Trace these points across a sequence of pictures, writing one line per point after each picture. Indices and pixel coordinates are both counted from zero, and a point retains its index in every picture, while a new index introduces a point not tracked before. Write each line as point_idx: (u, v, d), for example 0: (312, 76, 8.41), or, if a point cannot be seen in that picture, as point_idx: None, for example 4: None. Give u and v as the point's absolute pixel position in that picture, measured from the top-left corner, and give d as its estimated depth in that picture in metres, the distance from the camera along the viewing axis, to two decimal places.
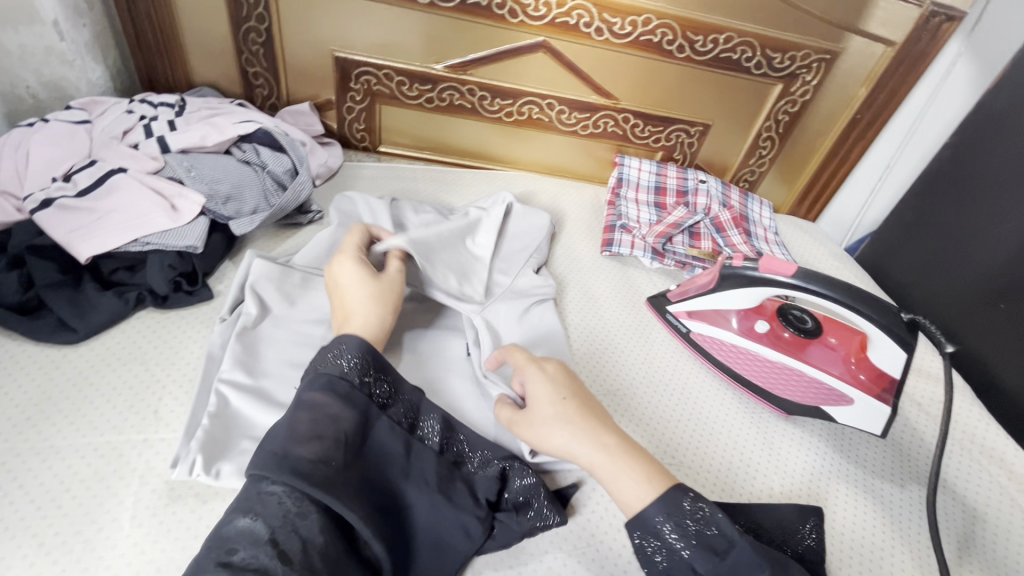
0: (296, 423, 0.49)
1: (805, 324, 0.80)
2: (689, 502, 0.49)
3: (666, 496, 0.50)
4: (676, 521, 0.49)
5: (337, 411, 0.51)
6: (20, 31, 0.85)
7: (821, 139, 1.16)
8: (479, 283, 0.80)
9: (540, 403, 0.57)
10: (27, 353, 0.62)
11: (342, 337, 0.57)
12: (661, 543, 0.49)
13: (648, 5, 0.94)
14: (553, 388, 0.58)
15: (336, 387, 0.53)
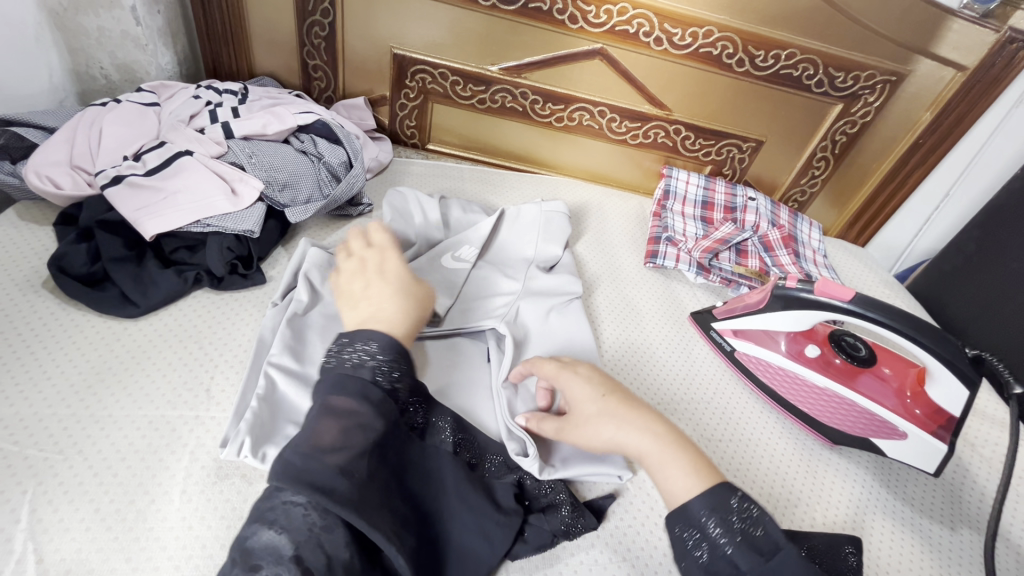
0: (323, 432, 0.45)
1: (859, 351, 0.77)
2: (737, 500, 0.47)
3: (710, 494, 0.48)
4: (722, 517, 0.46)
5: (366, 421, 0.47)
6: (100, 15, 0.89)
7: (877, 162, 1.12)
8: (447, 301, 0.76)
9: (580, 404, 0.58)
10: (91, 323, 0.65)
11: (370, 334, 0.53)
12: (707, 539, 0.46)
13: (710, 17, 0.93)
14: (590, 387, 0.58)
15: (367, 394, 0.48)
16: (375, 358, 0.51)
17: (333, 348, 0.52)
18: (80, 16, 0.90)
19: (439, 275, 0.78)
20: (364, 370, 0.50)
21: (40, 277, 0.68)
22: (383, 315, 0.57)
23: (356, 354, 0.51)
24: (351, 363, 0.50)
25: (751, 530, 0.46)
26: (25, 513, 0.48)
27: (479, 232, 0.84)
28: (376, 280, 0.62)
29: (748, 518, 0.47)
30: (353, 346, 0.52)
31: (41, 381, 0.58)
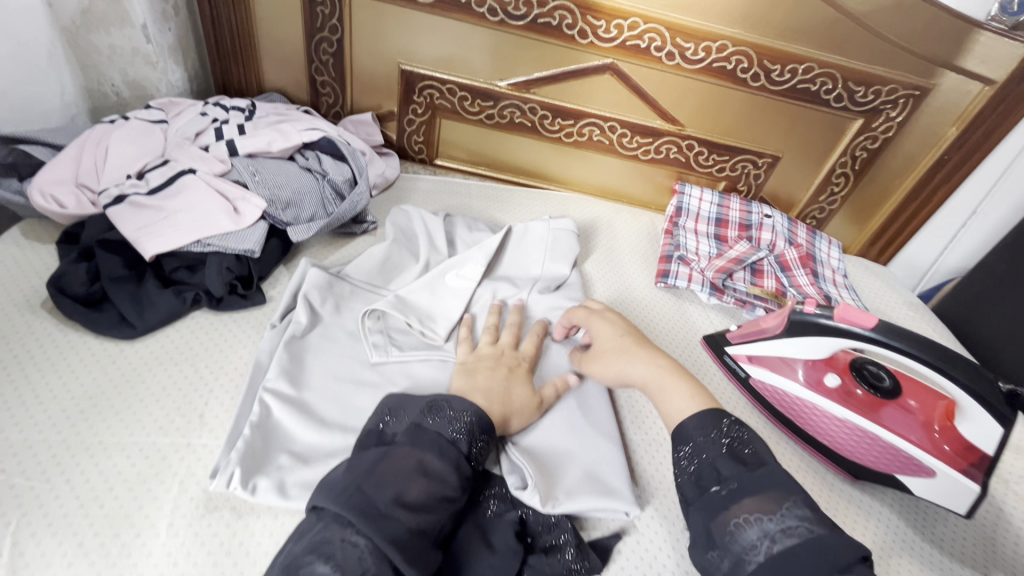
0: (407, 489, 0.48)
1: (883, 382, 0.73)
2: (729, 421, 0.54)
3: (702, 414, 0.55)
4: (714, 430, 0.53)
5: (447, 492, 0.50)
6: (112, 33, 0.90)
7: (901, 178, 1.08)
8: (446, 323, 0.73)
9: (602, 339, 0.71)
10: (87, 345, 0.64)
11: (472, 406, 0.57)
12: (697, 450, 0.53)
13: (724, 30, 0.91)
14: (611, 329, 0.72)
15: (459, 467, 0.52)
16: (471, 436, 0.55)
17: (432, 409, 0.56)
18: (91, 35, 0.91)
19: (441, 297, 0.76)
20: (461, 441, 0.54)
21: (40, 298, 0.67)
22: (486, 394, 0.61)
23: (457, 423, 0.55)
24: (451, 433, 0.54)
25: (739, 446, 0.52)
26: (8, 546, 0.47)
27: (486, 248, 0.82)
28: (514, 374, 0.66)
29: (739, 436, 0.52)
30: (452, 414, 0.56)
31: (33, 406, 0.57)
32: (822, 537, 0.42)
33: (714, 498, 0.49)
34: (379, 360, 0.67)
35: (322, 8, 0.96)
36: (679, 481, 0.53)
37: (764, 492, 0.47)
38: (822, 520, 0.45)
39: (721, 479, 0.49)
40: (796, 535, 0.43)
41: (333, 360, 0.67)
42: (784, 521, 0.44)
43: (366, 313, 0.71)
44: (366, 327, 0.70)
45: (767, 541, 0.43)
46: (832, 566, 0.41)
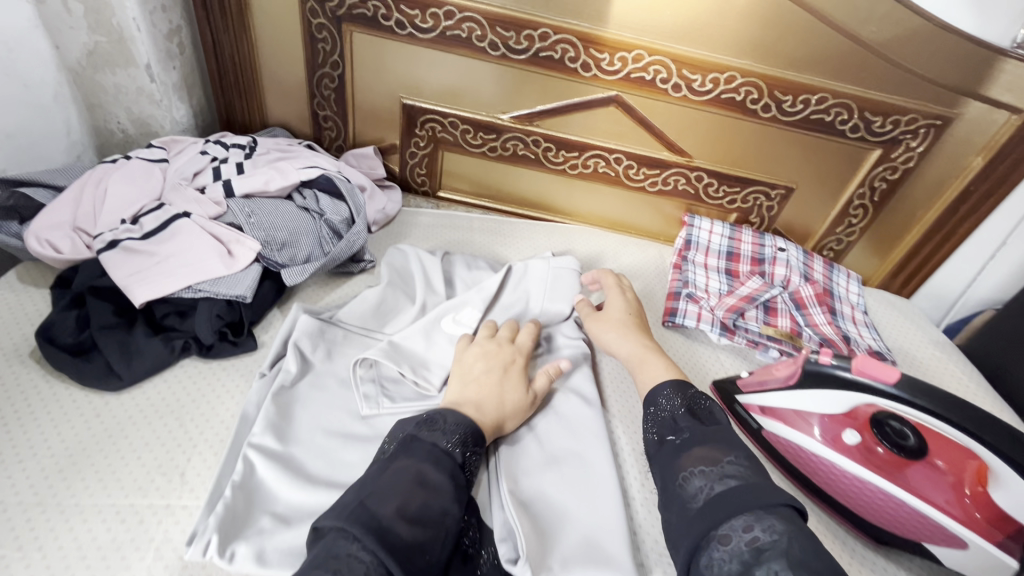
0: (405, 500, 0.46)
1: (907, 441, 0.66)
2: (694, 390, 0.63)
3: (677, 381, 0.65)
4: (679, 396, 0.62)
5: (446, 505, 0.48)
6: (116, 73, 0.91)
7: (924, 210, 1.02)
8: (440, 373, 0.69)
9: (612, 310, 0.81)
10: (72, 397, 0.63)
11: (467, 420, 0.56)
12: (661, 413, 0.61)
13: (732, 61, 0.87)
14: (624, 304, 0.82)
15: (455, 477, 0.51)
16: (461, 444, 0.54)
17: (422, 422, 0.55)
18: (97, 75, 0.92)
19: (437, 343, 0.73)
20: (457, 454, 0.53)
21: (30, 347, 0.67)
22: (476, 406, 0.61)
23: (450, 433, 0.54)
24: (448, 444, 0.53)
25: (698, 408, 0.60)
26: None
27: (484, 291, 0.80)
28: (508, 373, 0.66)
29: (700, 402, 0.61)
30: (445, 425, 0.55)
31: (12, 465, 0.55)
32: (753, 481, 0.48)
33: (670, 447, 0.57)
34: (370, 413, 0.64)
35: (324, 44, 0.96)
36: (647, 441, 0.61)
37: (711, 445, 0.54)
38: (758, 470, 0.50)
39: (677, 429, 0.58)
40: (731, 478, 0.49)
41: (321, 410, 0.65)
42: (724, 469, 0.50)
43: (357, 360, 0.68)
44: (357, 375, 0.67)
45: (707, 485, 0.49)
46: (755, 500, 0.45)
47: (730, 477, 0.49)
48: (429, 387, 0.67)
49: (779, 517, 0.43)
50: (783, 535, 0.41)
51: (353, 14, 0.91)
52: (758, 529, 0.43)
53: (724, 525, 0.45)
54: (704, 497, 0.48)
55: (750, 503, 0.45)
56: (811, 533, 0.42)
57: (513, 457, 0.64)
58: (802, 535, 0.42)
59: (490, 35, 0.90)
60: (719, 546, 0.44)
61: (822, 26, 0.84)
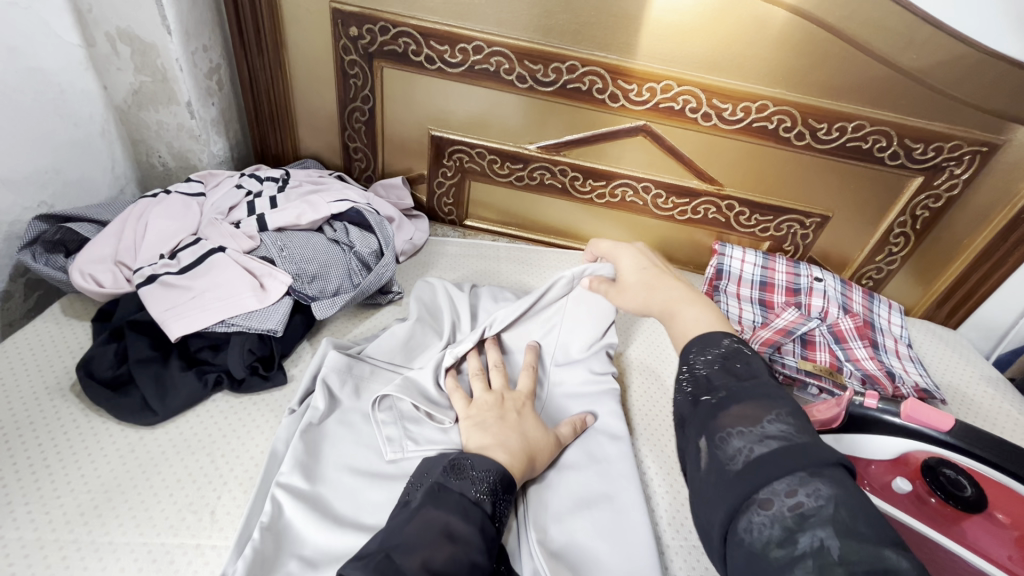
0: (433, 554, 0.44)
1: (963, 491, 0.61)
2: (728, 341, 0.48)
3: (703, 335, 0.50)
4: (711, 348, 0.48)
5: (473, 556, 0.46)
6: (160, 110, 0.94)
7: (970, 238, 0.97)
8: (449, 409, 0.67)
9: (628, 274, 0.68)
10: (109, 432, 0.64)
11: (494, 464, 0.55)
12: (691, 370, 0.47)
13: (764, 90, 0.86)
14: (636, 265, 0.69)
15: (484, 528, 0.49)
16: (489, 489, 0.52)
17: (448, 468, 0.53)
18: (141, 112, 0.96)
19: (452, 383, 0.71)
20: (485, 502, 0.51)
21: (70, 380, 0.69)
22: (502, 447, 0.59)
23: (478, 481, 0.52)
24: (475, 493, 0.51)
25: (734, 360, 0.46)
26: None
27: (473, 335, 0.75)
28: (524, 418, 0.64)
29: (737, 352, 0.47)
30: (474, 474, 0.53)
31: (50, 500, 0.57)
32: (801, 441, 0.37)
33: (703, 408, 0.43)
34: (395, 456, 0.63)
35: (355, 79, 0.98)
36: (674, 400, 0.46)
37: (752, 400, 0.41)
38: (808, 428, 0.39)
39: (711, 387, 0.44)
40: (774, 439, 0.37)
41: (349, 448, 0.64)
42: (764, 430, 0.38)
43: (377, 401, 0.67)
44: (379, 417, 0.66)
45: (747, 447, 0.38)
46: (808, 465, 0.35)
47: (774, 438, 0.37)
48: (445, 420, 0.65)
49: (828, 481, 0.34)
50: (831, 500, 0.33)
51: (384, 51, 0.93)
52: (803, 495, 0.34)
53: (766, 488, 0.35)
54: (743, 462, 0.37)
55: (797, 463, 0.35)
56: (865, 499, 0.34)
57: (543, 501, 0.62)
58: (855, 500, 0.34)
59: (517, 69, 0.91)
60: (760, 513, 0.34)
61: (858, 54, 0.81)
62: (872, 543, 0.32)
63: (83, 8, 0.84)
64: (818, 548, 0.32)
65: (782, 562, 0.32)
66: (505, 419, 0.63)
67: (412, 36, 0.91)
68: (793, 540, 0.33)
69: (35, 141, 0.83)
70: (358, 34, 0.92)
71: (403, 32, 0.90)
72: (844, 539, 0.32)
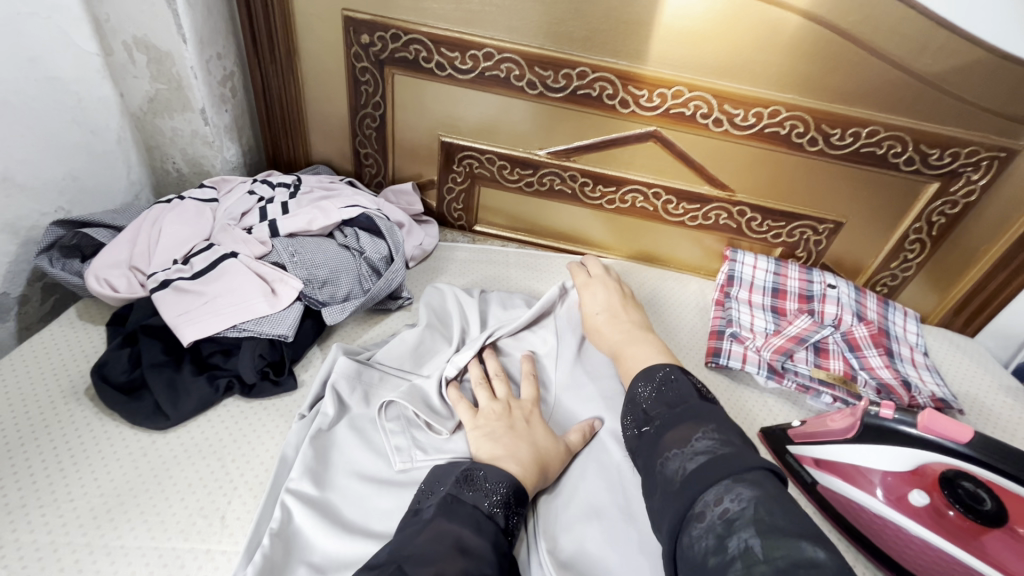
0: (446, 567, 0.43)
1: (982, 504, 0.60)
2: (663, 373, 0.60)
3: (645, 370, 0.62)
4: (647, 384, 0.60)
5: (485, 572, 0.45)
6: (174, 117, 0.96)
7: (987, 245, 0.96)
8: (449, 419, 0.67)
9: (592, 314, 0.80)
10: (122, 437, 0.65)
11: (506, 476, 0.55)
12: (636, 404, 0.59)
13: (776, 96, 0.85)
14: (598, 305, 0.81)
15: (496, 543, 0.49)
16: (502, 503, 0.52)
17: (456, 480, 0.53)
18: (157, 119, 0.97)
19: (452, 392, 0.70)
20: (497, 515, 0.51)
21: (85, 384, 0.70)
22: (512, 456, 0.59)
23: (493, 494, 0.53)
24: (488, 506, 0.51)
25: (667, 391, 0.57)
26: None
27: (473, 344, 0.75)
28: (533, 426, 0.64)
29: (669, 382, 0.58)
30: (488, 486, 0.53)
31: (64, 504, 0.57)
32: (724, 453, 0.45)
33: (648, 437, 0.53)
34: (404, 466, 0.63)
35: (366, 86, 0.98)
36: (627, 436, 0.57)
37: (682, 424, 0.51)
38: (730, 442, 0.47)
39: (650, 419, 0.55)
40: (701, 455, 0.46)
41: (358, 454, 0.64)
42: (694, 447, 0.47)
43: (383, 408, 0.67)
44: (384, 425, 0.66)
45: (682, 465, 0.46)
46: (730, 473, 0.42)
47: (702, 454, 0.46)
48: (443, 429, 0.65)
49: (747, 485, 0.41)
50: (750, 502, 0.39)
51: (395, 58, 0.94)
52: (727, 501, 0.40)
53: (699, 502, 0.42)
54: (681, 479, 0.45)
55: (719, 473, 0.43)
56: (784, 498, 0.40)
57: (552, 510, 0.62)
58: (772, 499, 0.40)
59: (528, 75, 0.91)
60: (696, 525, 0.41)
61: (873, 59, 0.80)
62: (789, 537, 0.37)
63: (101, 18, 0.85)
64: (745, 550, 0.37)
65: (717, 566, 0.37)
66: (514, 428, 0.63)
67: (422, 43, 0.91)
68: (724, 547, 0.37)
69: (53, 147, 0.84)
70: (369, 42, 0.93)
71: (414, 40, 0.91)
72: (764, 538, 0.37)
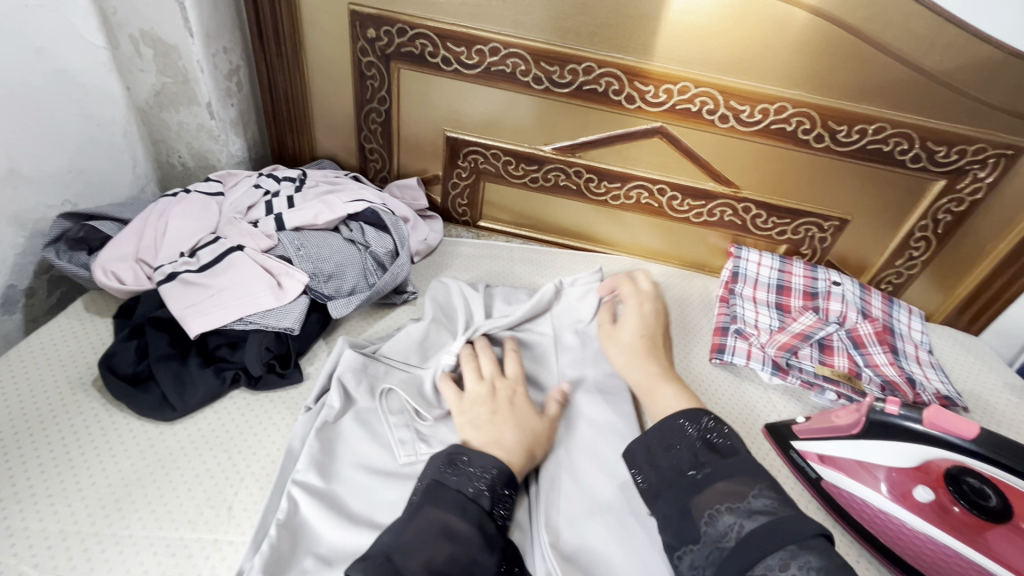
0: (433, 553, 0.45)
1: (988, 501, 0.61)
2: (709, 419, 0.57)
3: (688, 410, 0.59)
4: (694, 425, 0.57)
5: (474, 555, 0.46)
6: (180, 111, 0.96)
7: (993, 243, 0.95)
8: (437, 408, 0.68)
9: (626, 329, 0.76)
10: (129, 428, 0.65)
11: (491, 460, 0.54)
12: (677, 444, 0.56)
13: (782, 92, 0.85)
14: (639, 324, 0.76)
15: (483, 526, 0.49)
16: (490, 486, 0.52)
17: (446, 460, 0.54)
18: (163, 113, 0.97)
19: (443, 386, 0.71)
20: (484, 498, 0.51)
21: (92, 375, 0.70)
22: (517, 449, 0.59)
23: (478, 476, 0.53)
24: (473, 488, 0.51)
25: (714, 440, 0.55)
26: None
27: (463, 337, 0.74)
28: (538, 420, 0.64)
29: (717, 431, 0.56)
30: (473, 470, 0.53)
31: (72, 494, 0.57)
32: (786, 515, 0.45)
33: (689, 482, 0.52)
34: (408, 460, 0.63)
35: (372, 81, 0.98)
36: (662, 471, 0.55)
37: (735, 476, 0.50)
38: (787, 502, 0.47)
39: (698, 464, 0.53)
40: (759, 513, 0.46)
41: (363, 445, 0.64)
42: (751, 504, 0.47)
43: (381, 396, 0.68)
44: (391, 423, 0.66)
45: (738, 522, 0.46)
46: (793, 539, 0.43)
47: (760, 512, 0.46)
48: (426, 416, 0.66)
49: (814, 552, 0.41)
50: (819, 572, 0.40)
51: (401, 52, 0.94)
52: (795, 568, 0.40)
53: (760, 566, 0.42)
54: (735, 538, 0.45)
55: (783, 538, 0.43)
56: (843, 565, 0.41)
57: (555, 504, 0.62)
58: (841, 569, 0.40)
59: (533, 70, 0.91)
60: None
61: (880, 55, 0.80)
62: None
63: (108, 11, 0.86)
64: None
65: None
66: (520, 422, 0.63)
67: (428, 38, 0.91)
68: None
69: (60, 140, 0.84)
70: (375, 36, 0.93)
71: (420, 34, 0.91)
72: None
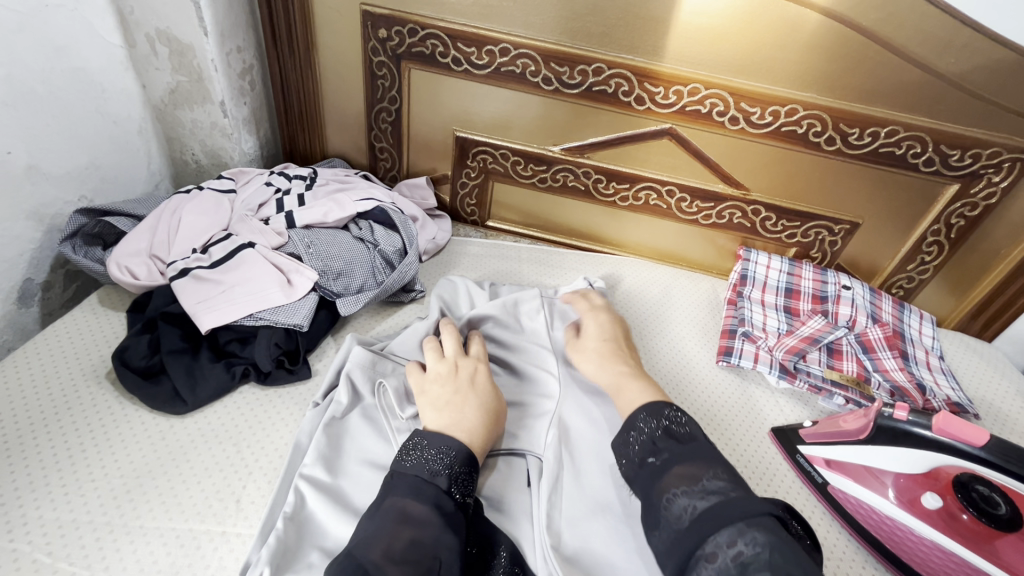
0: (393, 541, 0.45)
1: (997, 509, 0.61)
2: (670, 408, 0.59)
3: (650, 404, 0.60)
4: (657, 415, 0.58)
5: (436, 535, 0.47)
6: (194, 109, 0.97)
7: (1008, 248, 0.94)
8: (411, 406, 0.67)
9: (589, 337, 0.76)
10: (141, 421, 0.66)
11: (446, 440, 0.55)
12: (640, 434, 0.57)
13: (793, 94, 0.85)
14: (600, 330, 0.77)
15: (440, 504, 0.50)
16: (444, 465, 0.53)
17: (401, 449, 0.55)
18: (177, 110, 0.99)
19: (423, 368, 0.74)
20: (440, 478, 0.52)
21: (106, 368, 0.72)
22: None
23: (433, 457, 0.54)
24: (429, 471, 0.52)
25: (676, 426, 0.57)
26: None
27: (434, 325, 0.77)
28: None
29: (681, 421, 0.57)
30: (427, 451, 0.54)
31: (86, 485, 0.59)
32: (736, 498, 0.46)
33: (650, 469, 0.54)
34: None
35: (383, 80, 0.99)
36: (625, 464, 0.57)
37: (693, 461, 0.52)
38: (738, 485, 0.49)
39: (656, 450, 0.55)
40: (712, 494, 0.48)
41: (368, 441, 0.65)
42: (705, 486, 0.49)
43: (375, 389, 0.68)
44: (394, 425, 0.65)
45: (691, 504, 0.48)
46: (743, 518, 0.44)
47: (712, 494, 0.48)
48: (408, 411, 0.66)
49: (761, 529, 0.43)
50: (765, 547, 0.41)
51: (412, 52, 0.94)
52: (741, 544, 0.42)
53: (710, 544, 0.44)
54: (689, 518, 0.47)
55: (732, 516, 0.44)
56: (791, 544, 0.42)
57: (557, 503, 0.61)
58: (786, 546, 0.42)
59: (543, 71, 0.91)
60: (707, 565, 0.43)
61: (893, 58, 0.80)
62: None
63: (126, 11, 0.87)
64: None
65: None
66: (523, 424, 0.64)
67: (439, 38, 0.92)
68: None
69: (78, 137, 0.86)
70: (386, 36, 0.93)
71: (431, 34, 0.92)
72: None
